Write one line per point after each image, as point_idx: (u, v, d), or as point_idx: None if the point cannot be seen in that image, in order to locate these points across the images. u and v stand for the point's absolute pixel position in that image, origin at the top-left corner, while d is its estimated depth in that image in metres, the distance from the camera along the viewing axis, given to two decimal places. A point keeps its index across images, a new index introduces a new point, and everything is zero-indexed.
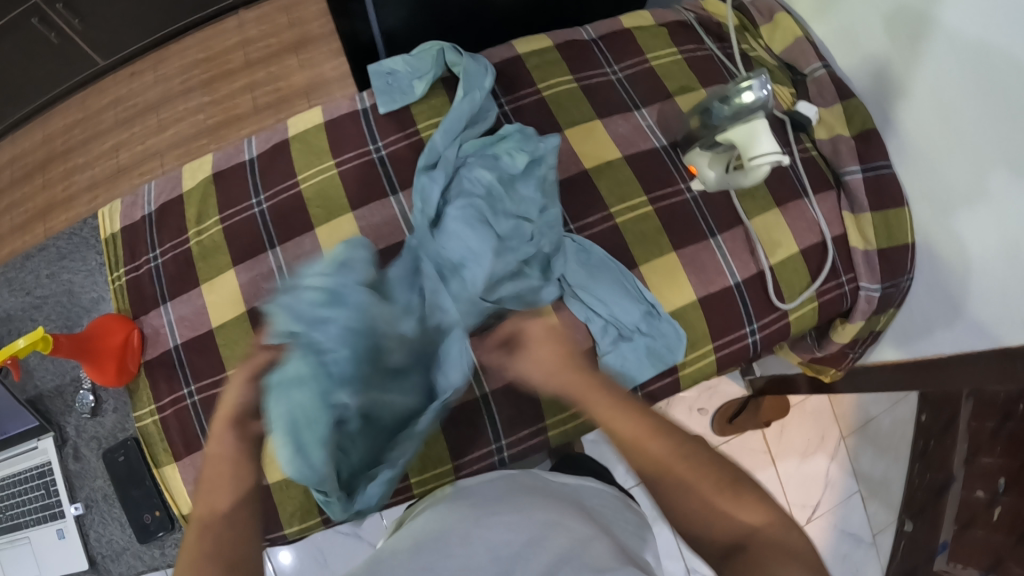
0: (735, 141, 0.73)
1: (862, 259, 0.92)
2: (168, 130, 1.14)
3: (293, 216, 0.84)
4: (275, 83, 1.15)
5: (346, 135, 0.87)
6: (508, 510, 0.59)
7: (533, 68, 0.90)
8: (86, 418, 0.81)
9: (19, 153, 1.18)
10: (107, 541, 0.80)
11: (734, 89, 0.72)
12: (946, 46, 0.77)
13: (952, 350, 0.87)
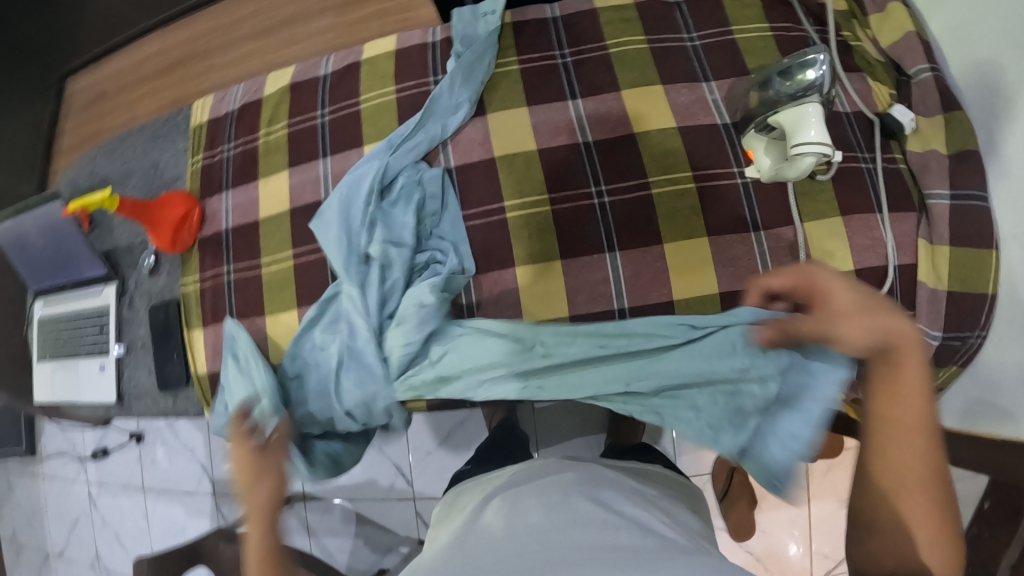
0: (786, 124, 0.72)
1: (926, 297, 0.81)
2: (297, 45, 1.16)
3: (348, 132, 0.88)
4: (402, 14, 1.10)
5: (412, 63, 0.89)
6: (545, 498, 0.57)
7: (606, 24, 0.87)
8: (145, 276, 0.93)
9: (163, 48, 1.25)
10: (134, 382, 0.93)
11: (795, 67, 0.70)
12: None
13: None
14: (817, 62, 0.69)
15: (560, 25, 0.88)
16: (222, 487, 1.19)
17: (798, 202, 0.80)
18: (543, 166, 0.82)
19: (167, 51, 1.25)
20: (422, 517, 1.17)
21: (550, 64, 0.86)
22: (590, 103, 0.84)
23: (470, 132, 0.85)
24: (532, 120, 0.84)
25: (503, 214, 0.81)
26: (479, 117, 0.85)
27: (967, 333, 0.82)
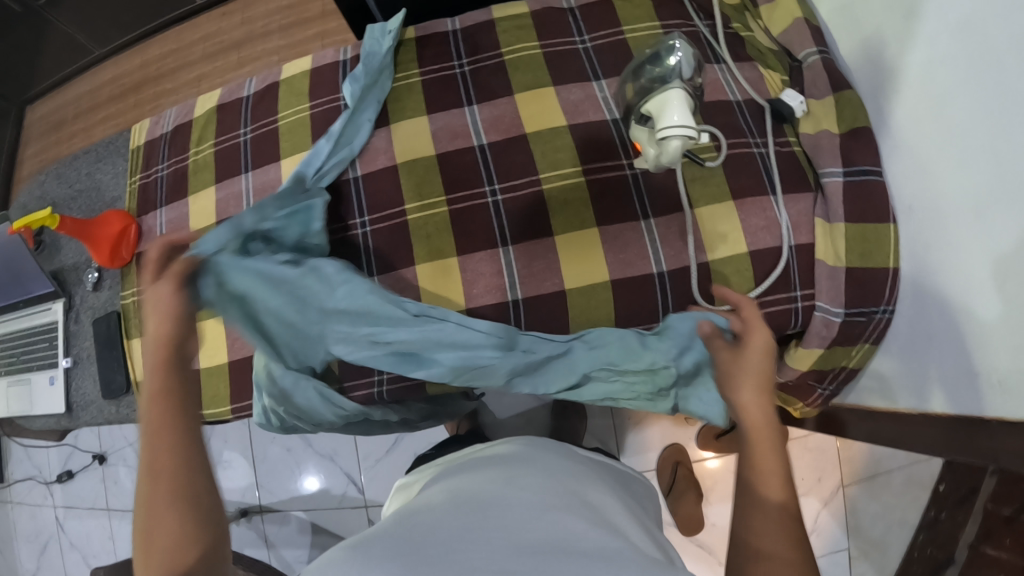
0: (654, 111, 0.72)
1: (825, 276, 0.82)
2: (244, 68, 1.30)
3: (268, 148, 0.95)
4: (341, 34, 1.25)
5: (324, 81, 0.96)
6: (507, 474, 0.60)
7: (502, 32, 0.92)
8: (89, 291, 1.00)
9: (120, 73, 1.37)
10: (82, 392, 0.99)
11: (660, 57, 0.73)
12: (947, 23, 0.68)
13: (944, 390, 0.78)
14: (677, 51, 0.72)
15: (459, 36, 0.93)
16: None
17: (686, 189, 0.81)
18: (441, 168, 0.86)
19: (126, 76, 1.37)
20: (375, 524, 1.24)
21: (449, 72, 0.91)
22: (485, 106, 0.88)
23: (375, 141, 0.90)
24: (431, 126, 0.88)
25: (404, 215, 0.85)
26: (383, 126, 0.90)
27: (873, 308, 0.82)
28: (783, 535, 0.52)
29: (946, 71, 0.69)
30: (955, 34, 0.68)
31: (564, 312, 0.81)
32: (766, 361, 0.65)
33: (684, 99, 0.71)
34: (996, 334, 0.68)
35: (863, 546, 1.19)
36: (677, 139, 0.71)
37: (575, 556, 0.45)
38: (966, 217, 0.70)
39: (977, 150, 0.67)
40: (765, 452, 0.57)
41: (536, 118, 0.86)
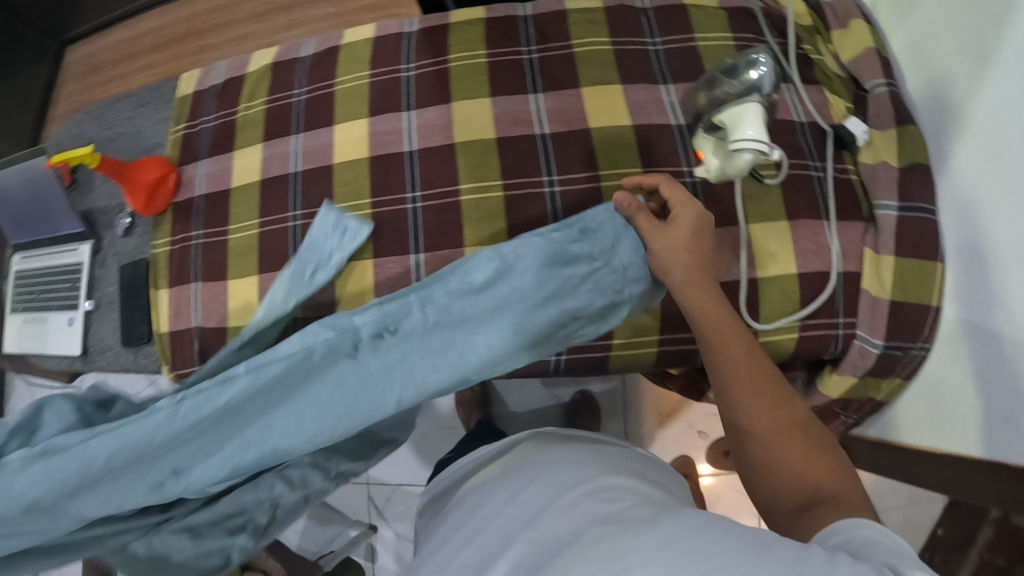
0: (727, 121, 0.71)
1: (868, 306, 0.82)
2: (292, 31, 1.28)
3: (322, 111, 0.93)
4: (396, 9, 1.23)
5: (386, 52, 0.94)
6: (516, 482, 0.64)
7: (574, 24, 0.91)
8: (119, 236, 0.98)
9: (163, 24, 1.36)
10: (100, 337, 0.96)
11: (741, 67, 0.72)
12: (1012, 70, 0.67)
13: (969, 431, 0.78)
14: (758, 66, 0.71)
15: (529, 23, 0.92)
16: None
17: (742, 204, 0.82)
18: (499, 153, 0.85)
19: (169, 27, 1.35)
20: (374, 503, 1.23)
21: (516, 58, 0.90)
22: (550, 96, 0.87)
23: (434, 117, 0.88)
24: (493, 109, 0.87)
25: (457, 195, 0.85)
26: (443, 104, 0.89)
27: (910, 345, 0.83)
28: (807, 459, 0.54)
29: (1007, 118, 0.68)
30: (1018, 84, 0.66)
31: None
32: (735, 333, 0.61)
33: (759, 113, 0.69)
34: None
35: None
36: (749, 153, 0.70)
37: (587, 544, 0.48)
38: (1011, 264, 0.69)
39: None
40: (755, 402, 0.58)
41: (601, 115, 0.85)
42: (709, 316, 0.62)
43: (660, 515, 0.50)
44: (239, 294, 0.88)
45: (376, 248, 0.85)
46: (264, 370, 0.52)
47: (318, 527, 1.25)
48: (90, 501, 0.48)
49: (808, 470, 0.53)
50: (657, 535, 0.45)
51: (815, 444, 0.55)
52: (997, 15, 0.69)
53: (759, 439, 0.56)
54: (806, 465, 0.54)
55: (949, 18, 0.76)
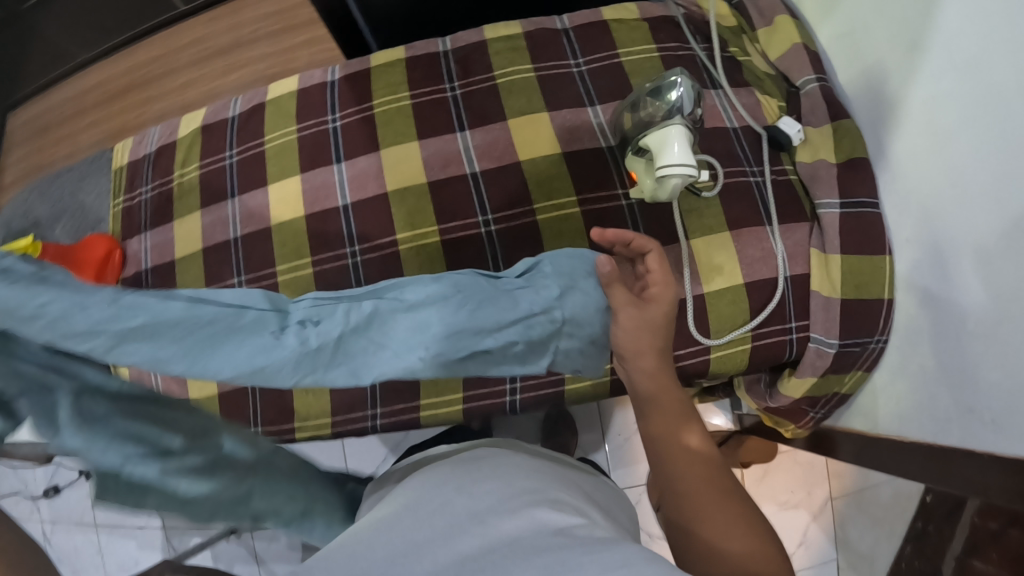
0: (652, 148, 0.69)
1: (820, 307, 0.81)
2: (231, 75, 1.29)
3: (255, 172, 0.92)
4: (327, 42, 1.26)
5: (311, 104, 0.93)
6: (450, 485, 0.58)
7: (496, 53, 0.89)
8: None
9: (106, 78, 1.34)
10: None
11: (662, 84, 0.71)
12: (948, 59, 0.65)
13: (914, 424, 0.77)
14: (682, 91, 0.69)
15: (450, 57, 0.90)
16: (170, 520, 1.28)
17: (681, 221, 0.81)
18: (433, 197, 0.84)
19: (113, 80, 1.33)
20: None
21: (440, 97, 0.88)
22: (478, 132, 0.86)
23: (364, 167, 0.87)
24: (423, 152, 0.86)
25: (396, 244, 0.84)
26: (373, 151, 0.88)
27: (865, 339, 0.81)
28: (743, 536, 0.50)
29: (948, 109, 0.66)
30: (956, 73, 0.65)
31: None
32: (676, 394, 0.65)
33: (682, 138, 0.68)
34: (971, 380, 0.67)
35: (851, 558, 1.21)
36: (677, 177, 0.68)
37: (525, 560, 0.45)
38: (954, 256, 0.68)
39: (978, 188, 0.63)
40: (692, 467, 0.57)
41: (529, 139, 0.85)
42: (657, 378, 0.66)
43: (608, 539, 0.48)
44: None
45: None
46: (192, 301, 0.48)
47: None
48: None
49: (742, 539, 0.50)
50: (605, 559, 0.43)
51: (754, 525, 0.52)
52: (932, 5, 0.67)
53: (693, 504, 0.53)
54: (739, 546, 0.50)
55: (876, 9, 0.74)
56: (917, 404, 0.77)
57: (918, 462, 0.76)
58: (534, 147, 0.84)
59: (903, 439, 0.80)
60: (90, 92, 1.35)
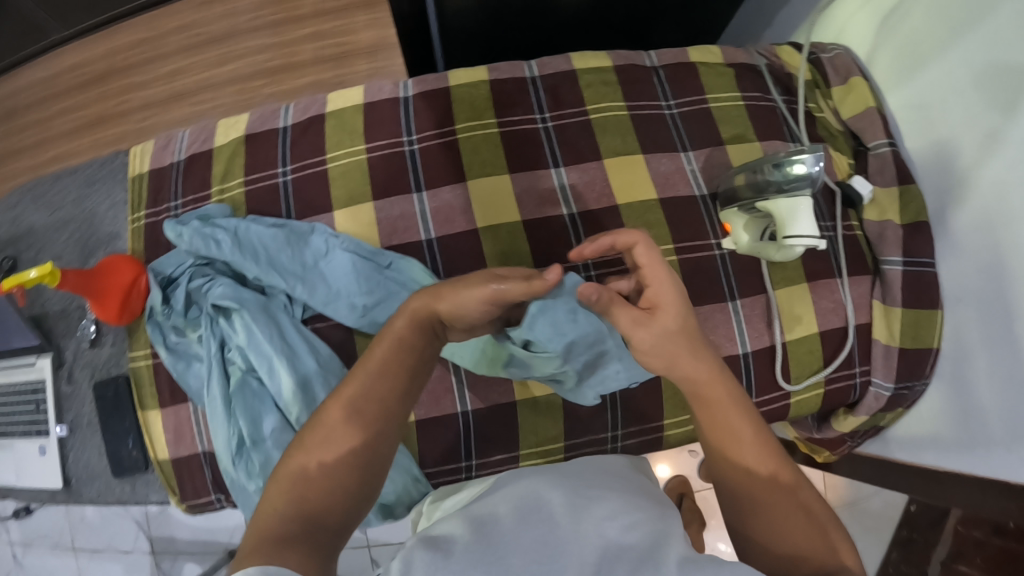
0: (779, 216, 0.73)
1: (880, 354, 0.88)
2: (227, 65, 1.18)
3: (318, 195, 0.83)
4: (339, 37, 1.17)
5: (382, 121, 0.84)
6: (518, 491, 0.48)
7: (587, 86, 0.86)
8: (85, 346, 0.87)
9: (81, 61, 1.18)
10: (83, 464, 0.85)
11: (786, 159, 0.72)
12: (1020, 149, 0.72)
13: (957, 462, 0.84)
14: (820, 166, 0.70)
15: (539, 85, 0.86)
16: (162, 544, 1.13)
17: (770, 273, 0.84)
18: (528, 237, 0.81)
19: (88, 65, 1.18)
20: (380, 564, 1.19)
21: (530, 128, 0.84)
22: (574, 170, 0.83)
23: (450, 200, 0.81)
24: (515, 187, 0.82)
25: None
26: (458, 182, 0.82)
27: (913, 382, 0.87)
28: (803, 527, 0.48)
29: (1015, 193, 0.73)
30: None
31: (659, 398, 0.80)
32: (724, 382, 0.54)
33: (809, 211, 0.72)
34: (1015, 425, 0.74)
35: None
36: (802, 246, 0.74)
37: None
38: (1016, 315, 0.73)
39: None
40: (737, 448, 0.51)
41: (633, 175, 0.84)
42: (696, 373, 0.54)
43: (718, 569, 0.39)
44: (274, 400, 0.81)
45: None
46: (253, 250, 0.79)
47: None
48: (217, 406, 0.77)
49: (795, 517, 0.48)
50: None
51: (805, 511, 0.49)
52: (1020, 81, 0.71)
53: (750, 500, 0.49)
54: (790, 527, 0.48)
55: (953, 88, 0.81)
56: (958, 443, 0.84)
57: (957, 490, 0.85)
58: (628, 185, 0.82)
59: (948, 471, 0.87)
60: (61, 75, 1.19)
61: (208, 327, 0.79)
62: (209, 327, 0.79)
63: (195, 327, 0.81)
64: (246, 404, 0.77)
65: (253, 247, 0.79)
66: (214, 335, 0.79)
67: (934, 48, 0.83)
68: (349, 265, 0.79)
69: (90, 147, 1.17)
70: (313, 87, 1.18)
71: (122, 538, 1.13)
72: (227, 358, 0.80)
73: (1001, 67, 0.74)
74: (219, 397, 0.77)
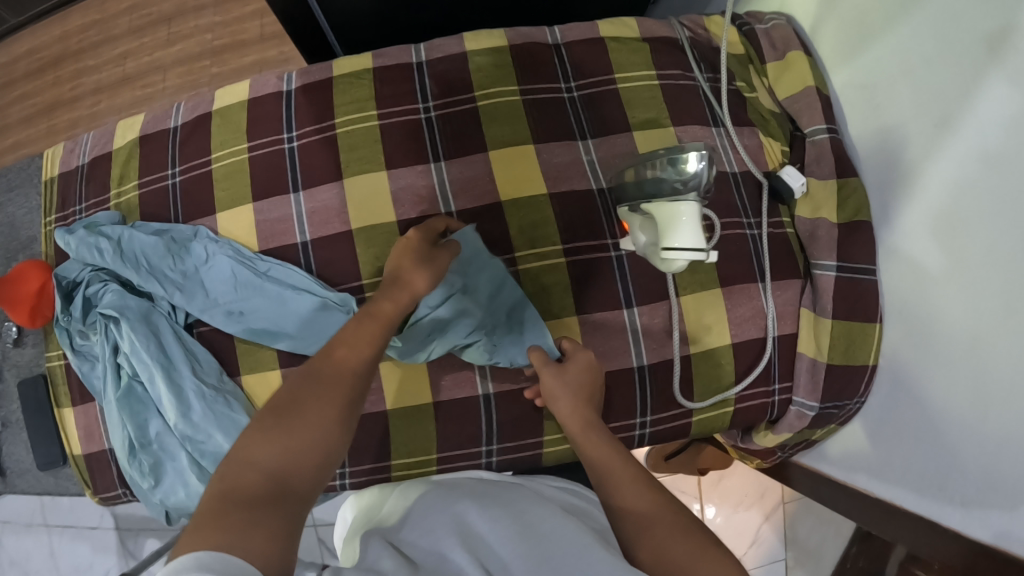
0: (660, 223, 0.64)
1: (806, 370, 0.78)
2: (174, 45, 1.19)
3: (203, 198, 0.79)
4: None
5: (265, 117, 0.80)
6: (442, 519, 0.50)
7: (478, 70, 0.79)
8: (10, 345, 0.86)
9: (37, 46, 1.23)
10: (15, 458, 0.87)
11: (680, 151, 0.62)
12: (976, 147, 0.61)
13: (882, 488, 0.77)
14: (715, 168, 0.63)
15: (425, 71, 0.79)
16: (126, 521, 1.07)
17: (674, 278, 0.75)
18: None
19: (44, 48, 1.22)
20: (325, 543, 1.19)
21: (413, 120, 0.78)
22: (456, 164, 0.77)
23: (326, 200, 0.77)
24: (392, 186, 0.77)
25: (361, 292, 0.76)
26: (335, 181, 0.77)
27: (844, 401, 0.78)
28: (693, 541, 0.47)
29: (965, 198, 0.62)
30: (984, 161, 0.60)
31: (538, 411, 0.75)
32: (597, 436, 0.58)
33: (689, 222, 0.62)
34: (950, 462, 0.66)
35: (799, 555, 1.16)
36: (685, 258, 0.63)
37: None
38: (955, 337, 0.64)
39: (988, 287, 0.60)
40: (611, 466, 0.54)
41: (523, 167, 0.77)
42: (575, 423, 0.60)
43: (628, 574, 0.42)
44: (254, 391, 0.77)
45: (282, 356, 0.77)
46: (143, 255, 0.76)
47: None
48: (114, 409, 0.76)
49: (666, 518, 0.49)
50: None
51: (679, 523, 0.48)
52: (972, 64, 0.61)
53: (625, 519, 0.50)
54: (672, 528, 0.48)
55: (902, 69, 0.68)
56: (890, 475, 0.76)
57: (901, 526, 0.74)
58: (513, 176, 0.76)
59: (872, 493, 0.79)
60: (20, 60, 1.23)
61: (104, 330, 0.77)
62: (103, 332, 0.76)
63: (93, 331, 0.78)
64: (139, 410, 0.76)
65: (135, 254, 0.76)
66: (109, 339, 0.77)
67: (880, 19, 0.70)
68: (229, 272, 0.77)
69: (46, 134, 1.20)
70: (258, 65, 1.17)
71: (85, 516, 1.07)
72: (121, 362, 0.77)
73: (957, 44, 0.62)
74: (112, 402, 0.76)
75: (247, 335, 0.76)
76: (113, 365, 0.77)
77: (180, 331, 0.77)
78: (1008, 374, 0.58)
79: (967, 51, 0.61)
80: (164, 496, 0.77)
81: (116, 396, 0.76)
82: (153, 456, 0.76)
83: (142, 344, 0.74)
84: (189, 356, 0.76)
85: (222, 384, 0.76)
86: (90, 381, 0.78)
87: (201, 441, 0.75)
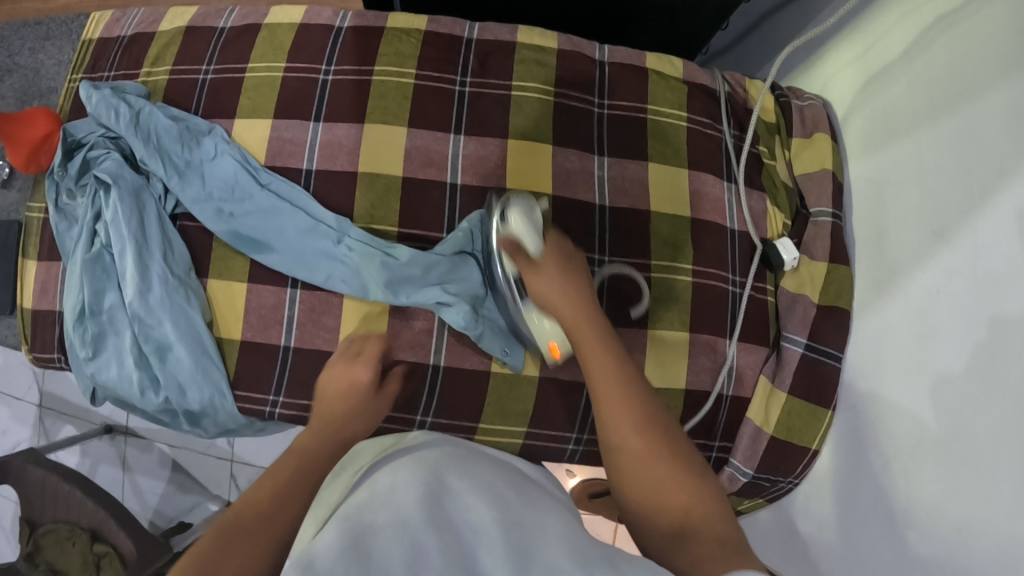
0: (510, 234, 0.67)
1: (749, 437, 0.78)
2: None
3: (227, 100, 0.81)
4: None
5: (309, 45, 0.82)
6: (397, 472, 0.49)
7: (520, 62, 0.81)
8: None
9: None
10: None
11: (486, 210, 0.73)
12: (964, 264, 0.60)
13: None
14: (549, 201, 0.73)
15: (472, 48, 0.82)
16: (50, 402, 1.23)
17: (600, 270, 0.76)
18: (402, 197, 0.77)
19: None
20: (235, 481, 1.18)
21: (446, 89, 0.80)
22: (472, 140, 0.79)
23: (342, 137, 0.79)
24: (407, 142, 0.78)
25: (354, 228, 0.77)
26: (355, 122, 0.79)
27: (777, 478, 0.79)
28: (672, 486, 0.49)
29: (940, 308, 0.62)
30: (968, 279, 0.59)
31: (480, 398, 0.75)
32: (589, 333, 0.60)
33: (526, 215, 0.67)
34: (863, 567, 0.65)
35: None
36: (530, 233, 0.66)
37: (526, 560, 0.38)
38: (897, 446, 0.64)
39: (939, 414, 0.60)
40: (598, 369, 0.57)
41: (537, 162, 0.79)
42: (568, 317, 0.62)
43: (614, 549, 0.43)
44: (219, 297, 0.78)
45: (254, 270, 0.77)
46: (153, 137, 0.78)
47: (177, 493, 1.20)
48: (75, 271, 0.77)
49: (676, 497, 0.48)
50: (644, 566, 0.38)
51: (673, 453, 0.51)
52: (983, 176, 0.59)
53: (614, 445, 0.53)
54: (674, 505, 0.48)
55: (915, 172, 0.68)
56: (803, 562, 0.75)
57: None
58: (524, 168, 0.78)
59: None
60: None
61: (91, 195, 0.78)
62: (90, 196, 0.78)
63: (82, 193, 0.80)
64: (100, 278, 0.76)
65: (149, 129, 0.78)
66: (93, 205, 0.78)
67: (908, 122, 0.70)
68: (232, 174, 0.78)
69: None
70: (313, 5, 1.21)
71: (15, 385, 1.24)
72: (97, 230, 0.78)
73: (972, 159, 0.61)
74: (78, 264, 0.76)
75: (226, 236, 0.76)
76: (87, 230, 0.77)
77: (163, 218, 0.78)
78: (934, 499, 0.58)
79: (978, 167, 0.60)
80: (97, 370, 0.77)
81: (78, 260, 0.76)
82: (100, 327, 0.76)
83: (123, 218, 0.75)
84: (162, 241, 0.76)
85: (186, 278, 0.76)
86: (64, 242, 0.79)
87: (150, 325, 0.75)
